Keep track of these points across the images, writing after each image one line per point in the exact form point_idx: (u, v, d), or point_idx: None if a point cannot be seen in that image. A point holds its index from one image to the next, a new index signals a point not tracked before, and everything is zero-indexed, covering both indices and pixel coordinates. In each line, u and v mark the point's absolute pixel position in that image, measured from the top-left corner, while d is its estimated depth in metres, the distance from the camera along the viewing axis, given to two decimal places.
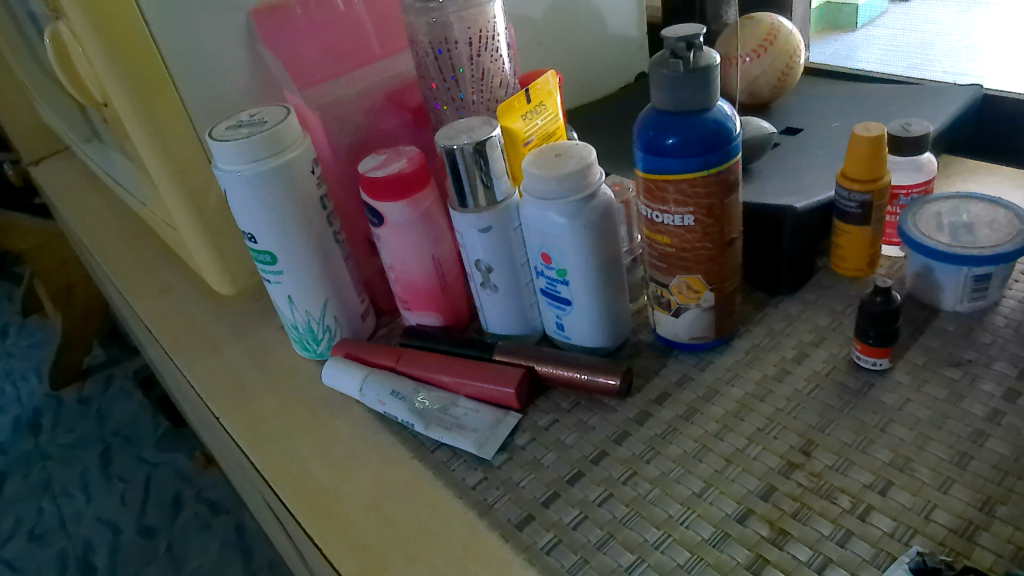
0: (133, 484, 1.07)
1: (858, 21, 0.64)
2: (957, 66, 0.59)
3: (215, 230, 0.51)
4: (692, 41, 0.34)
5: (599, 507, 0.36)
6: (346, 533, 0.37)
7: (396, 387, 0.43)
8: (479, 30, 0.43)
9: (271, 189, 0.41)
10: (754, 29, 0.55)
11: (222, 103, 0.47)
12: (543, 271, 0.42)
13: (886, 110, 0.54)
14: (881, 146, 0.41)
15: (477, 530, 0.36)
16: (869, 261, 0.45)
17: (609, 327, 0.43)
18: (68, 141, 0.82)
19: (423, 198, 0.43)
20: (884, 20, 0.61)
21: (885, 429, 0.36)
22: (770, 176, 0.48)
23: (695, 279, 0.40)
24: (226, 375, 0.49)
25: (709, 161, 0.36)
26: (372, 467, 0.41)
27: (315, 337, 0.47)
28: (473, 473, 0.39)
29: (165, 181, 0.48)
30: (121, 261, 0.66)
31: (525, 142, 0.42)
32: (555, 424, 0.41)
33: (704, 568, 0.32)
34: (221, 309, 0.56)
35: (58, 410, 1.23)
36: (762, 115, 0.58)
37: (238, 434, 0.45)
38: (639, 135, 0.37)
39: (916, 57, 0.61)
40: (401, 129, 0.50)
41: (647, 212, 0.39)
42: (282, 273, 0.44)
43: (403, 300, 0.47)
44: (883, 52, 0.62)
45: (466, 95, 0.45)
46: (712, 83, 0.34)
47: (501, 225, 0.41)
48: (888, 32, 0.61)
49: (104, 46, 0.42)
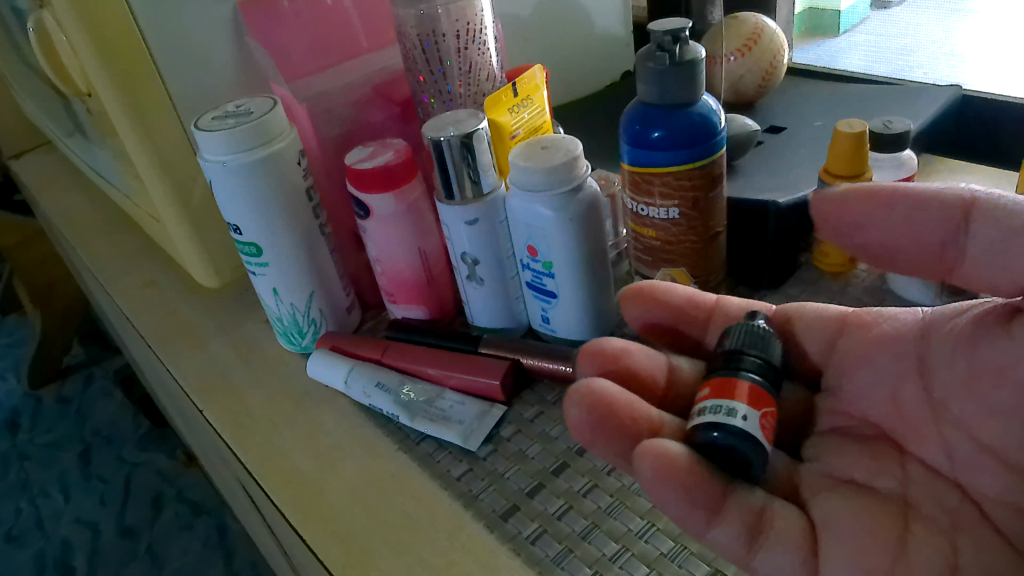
0: (113, 485, 1.06)
1: (841, 27, 0.64)
2: (934, 73, 0.60)
3: (200, 223, 0.51)
4: (678, 35, 0.34)
5: (583, 497, 0.36)
6: (331, 524, 0.37)
7: (382, 380, 0.43)
8: (467, 23, 0.44)
9: (256, 179, 0.41)
10: (739, 28, 0.56)
11: (208, 95, 0.47)
12: (529, 264, 0.42)
13: (867, 110, 0.55)
14: (864, 142, 0.41)
15: (461, 521, 0.36)
16: (851, 256, 0.45)
17: (595, 321, 0.43)
18: (50, 135, 0.81)
19: (409, 191, 0.43)
20: (865, 26, 0.62)
21: None
22: (753, 173, 0.49)
23: (680, 273, 0.41)
24: (210, 369, 0.49)
25: (694, 154, 0.36)
26: (357, 459, 0.40)
27: (300, 330, 0.47)
28: (459, 465, 0.39)
29: (149, 171, 0.48)
30: (103, 254, 0.65)
31: (512, 135, 0.43)
32: (540, 416, 0.41)
33: (687, 557, 0.32)
34: (205, 302, 0.55)
35: (36, 410, 1.22)
36: (747, 113, 0.58)
37: (222, 426, 0.44)
38: (625, 128, 0.37)
39: (897, 61, 0.61)
40: (388, 122, 0.49)
41: (633, 205, 0.40)
42: (268, 265, 0.44)
43: (389, 293, 0.47)
44: (865, 56, 0.63)
45: (453, 89, 0.45)
46: (697, 77, 0.35)
47: (488, 218, 0.41)
48: (869, 38, 0.62)
49: (90, 35, 0.42)
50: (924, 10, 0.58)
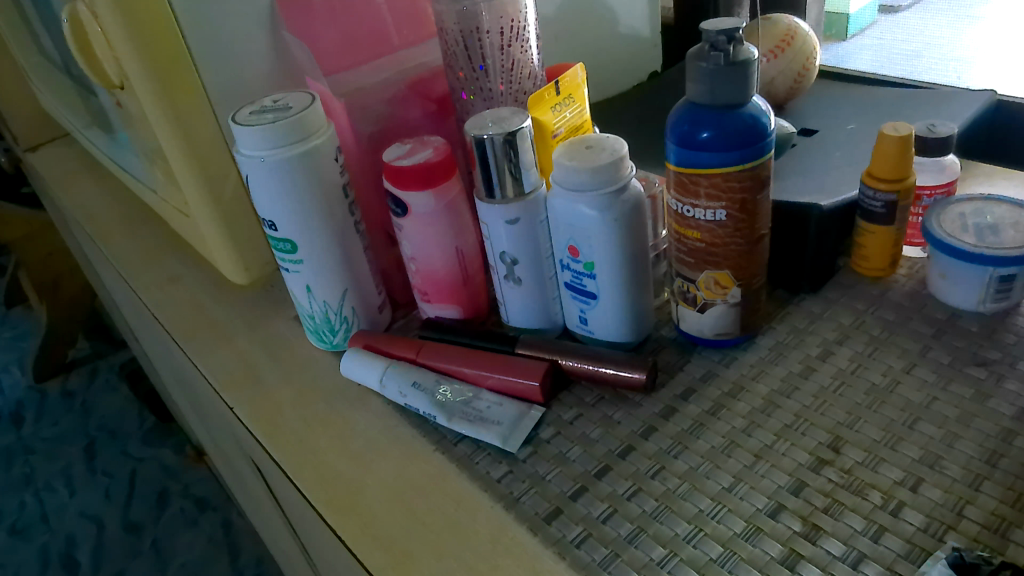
0: (119, 479, 1.08)
1: (848, 31, 0.66)
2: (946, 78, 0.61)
3: (230, 218, 0.51)
4: (733, 35, 0.34)
5: (628, 501, 0.35)
6: (370, 525, 0.37)
7: (418, 379, 0.43)
8: (510, 20, 0.43)
9: (293, 175, 0.41)
10: (772, 29, 0.55)
11: (241, 89, 0.47)
12: (569, 265, 0.41)
13: (901, 113, 0.54)
14: (910, 145, 0.40)
15: (504, 524, 0.35)
16: (891, 262, 0.45)
17: (633, 323, 0.43)
18: (67, 126, 0.81)
19: (447, 189, 0.42)
20: (873, 31, 0.64)
21: (914, 427, 0.36)
22: (791, 174, 0.48)
23: (723, 275, 0.40)
24: (238, 366, 0.49)
25: (743, 156, 0.35)
26: (394, 460, 0.40)
27: (331, 328, 0.47)
28: (498, 467, 0.38)
29: (182, 165, 0.47)
30: (124, 247, 0.65)
31: (553, 134, 0.42)
32: (580, 418, 0.40)
33: (737, 563, 0.32)
34: (232, 298, 0.55)
35: (41, 404, 1.23)
36: (778, 115, 0.58)
37: (254, 424, 0.44)
38: (672, 128, 0.37)
39: (903, 67, 0.62)
40: (425, 120, 0.49)
41: (677, 206, 0.39)
42: (302, 262, 0.44)
43: (423, 292, 0.47)
44: (872, 61, 0.64)
45: (494, 86, 0.45)
46: (750, 79, 0.34)
47: (529, 218, 0.41)
48: (877, 43, 0.64)
49: (128, 26, 0.41)
50: (933, 14, 0.60)
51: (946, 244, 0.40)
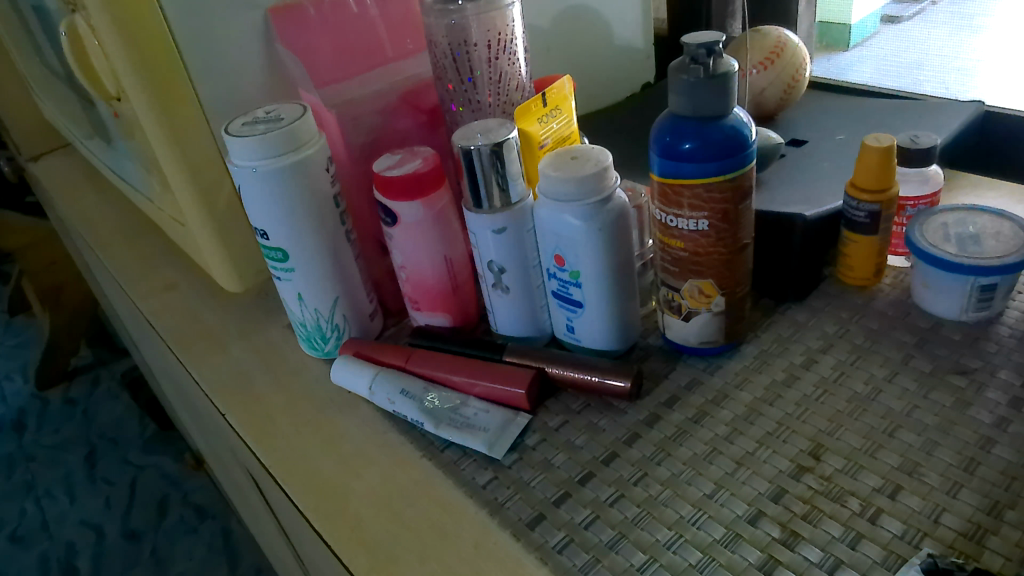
0: (119, 487, 1.08)
1: (848, 42, 0.66)
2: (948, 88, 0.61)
3: (225, 227, 0.51)
4: (713, 48, 0.35)
5: (610, 507, 0.36)
6: (356, 530, 0.37)
7: (406, 386, 0.43)
8: (498, 33, 0.44)
9: (284, 185, 0.41)
10: (763, 41, 0.56)
11: (235, 100, 0.47)
12: (556, 273, 0.42)
13: (889, 125, 0.55)
14: (892, 157, 0.41)
15: (487, 530, 0.36)
16: (875, 271, 0.45)
17: (619, 331, 0.43)
18: (69, 136, 0.82)
19: (437, 199, 0.43)
20: (875, 42, 0.64)
21: (894, 435, 0.37)
22: (777, 184, 0.49)
23: (707, 284, 0.40)
24: (231, 373, 0.49)
25: (724, 167, 0.36)
26: (382, 466, 0.40)
27: (323, 336, 0.47)
28: (484, 473, 0.39)
29: (177, 175, 0.48)
30: (122, 256, 0.66)
31: (541, 145, 0.43)
32: (566, 425, 0.41)
33: (715, 568, 0.32)
34: (227, 306, 0.56)
35: (43, 411, 1.23)
36: (769, 126, 0.59)
37: (245, 430, 0.45)
38: (655, 140, 0.37)
39: (904, 78, 0.63)
40: (414, 130, 0.49)
41: (661, 216, 0.40)
42: (293, 270, 0.45)
43: (413, 300, 0.47)
44: (874, 72, 0.64)
45: (483, 98, 0.46)
46: (730, 91, 0.35)
47: (515, 227, 0.41)
48: (878, 53, 0.64)
49: (124, 39, 0.42)
50: (936, 24, 0.60)
51: (929, 254, 0.41)
